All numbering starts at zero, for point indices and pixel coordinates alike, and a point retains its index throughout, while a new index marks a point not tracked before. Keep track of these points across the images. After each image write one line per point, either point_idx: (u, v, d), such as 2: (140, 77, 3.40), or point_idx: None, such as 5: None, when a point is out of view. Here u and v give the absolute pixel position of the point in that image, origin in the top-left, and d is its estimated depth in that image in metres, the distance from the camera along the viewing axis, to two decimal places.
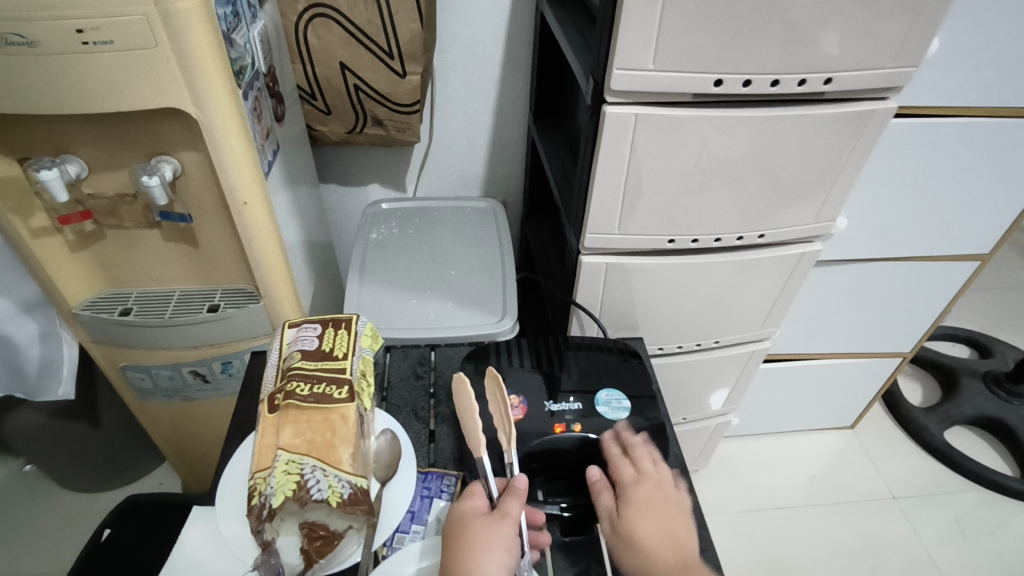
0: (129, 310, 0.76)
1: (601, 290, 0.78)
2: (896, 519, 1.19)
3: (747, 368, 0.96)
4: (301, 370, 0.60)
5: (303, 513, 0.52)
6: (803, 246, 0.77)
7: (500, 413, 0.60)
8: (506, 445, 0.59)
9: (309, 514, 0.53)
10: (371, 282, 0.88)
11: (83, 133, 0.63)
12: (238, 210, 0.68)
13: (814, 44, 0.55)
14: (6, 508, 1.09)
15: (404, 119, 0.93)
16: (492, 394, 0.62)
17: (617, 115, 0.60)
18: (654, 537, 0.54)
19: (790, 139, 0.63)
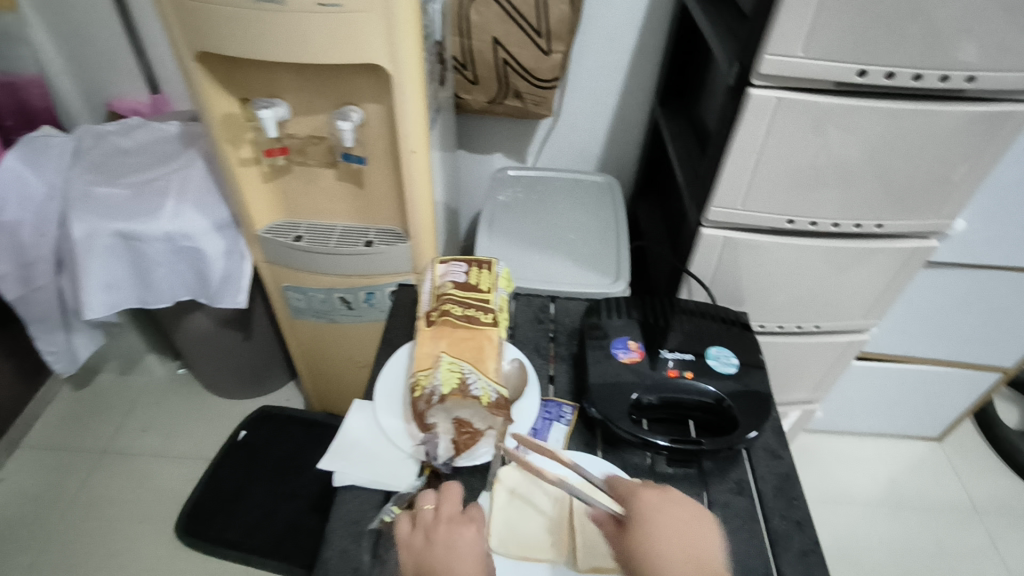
0: (301, 237, 0.90)
1: (714, 262, 0.84)
2: (977, 533, 1.18)
3: (842, 358, 0.99)
4: (455, 296, 0.70)
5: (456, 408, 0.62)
6: (919, 241, 0.80)
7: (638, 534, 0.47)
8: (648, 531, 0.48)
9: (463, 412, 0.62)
10: (498, 237, 0.98)
11: (294, 82, 0.76)
12: (407, 156, 0.78)
13: (958, 45, 0.59)
14: (162, 401, 1.28)
15: (542, 94, 1.02)
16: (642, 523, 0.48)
17: (761, 98, 0.65)
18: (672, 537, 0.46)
19: (921, 134, 0.67)
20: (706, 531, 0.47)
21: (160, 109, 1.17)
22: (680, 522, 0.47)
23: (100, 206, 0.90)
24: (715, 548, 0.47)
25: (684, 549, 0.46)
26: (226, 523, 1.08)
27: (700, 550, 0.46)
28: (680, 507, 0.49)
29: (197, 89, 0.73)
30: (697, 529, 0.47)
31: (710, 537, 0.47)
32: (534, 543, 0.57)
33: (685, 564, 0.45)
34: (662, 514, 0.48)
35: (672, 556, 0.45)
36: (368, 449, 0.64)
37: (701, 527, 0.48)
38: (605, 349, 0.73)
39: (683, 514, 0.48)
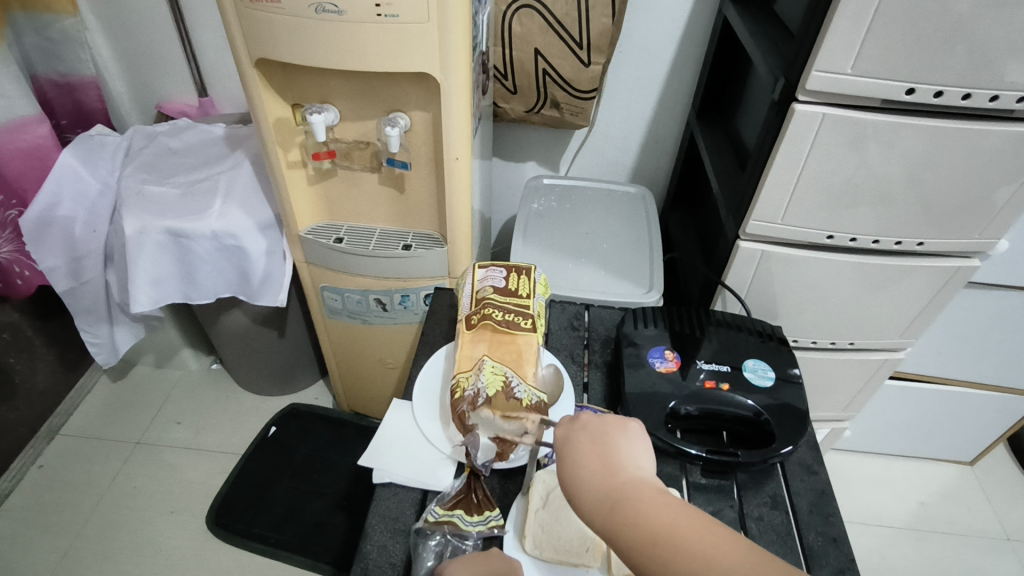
0: (341, 238, 0.92)
1: (750, 275, 0.84)
2: (1010, 560, 1.15)
3: (876, 377, 0.98)
4: (495, 301, 0.71)
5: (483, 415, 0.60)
6: (961, 260, 0.79)
7: (596, 460, 0.46)
8: (598, 455, 0.47)
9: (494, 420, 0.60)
10: (533, 244, 0.99)
11: (344, 89, 0.78)
12: (450, 162, 0.80)
13: (1010, 66, 0.59)
14: (196, 395, 1.31)
15: (580, 104, 1.03)
16: (592, 449, 0.47)
17: (807, 113, 0.66)
18: (597, 463, 0.46)
19: (968, 153, 0.67)
20: (624, 436, 0.48)
21: (207, 112, 1.21)
22: (594, 433, 0.48)
23: (151, 204, 0.93)
24: (632, 450, 0.47)
25: (598, 455, 0.47)
26: (254, 518, 1.10)
27: (614, 454, 0.47)
28: (598, 421, 0.49)
29: (254, 93, 0.76)
30: (612, 435, 0.48)
31: (628, 442, 0.48)
32: (574, 546, 0.57)
33: (598, 468, 0.46)
34: (574, 430, 0.49)
35: (587, 465, 0.46)
36: (406, 448, 0.66)
37: (619, 433, 0.48)
38: (641, 358, 0.74)
39: (597, 425, 0.49)
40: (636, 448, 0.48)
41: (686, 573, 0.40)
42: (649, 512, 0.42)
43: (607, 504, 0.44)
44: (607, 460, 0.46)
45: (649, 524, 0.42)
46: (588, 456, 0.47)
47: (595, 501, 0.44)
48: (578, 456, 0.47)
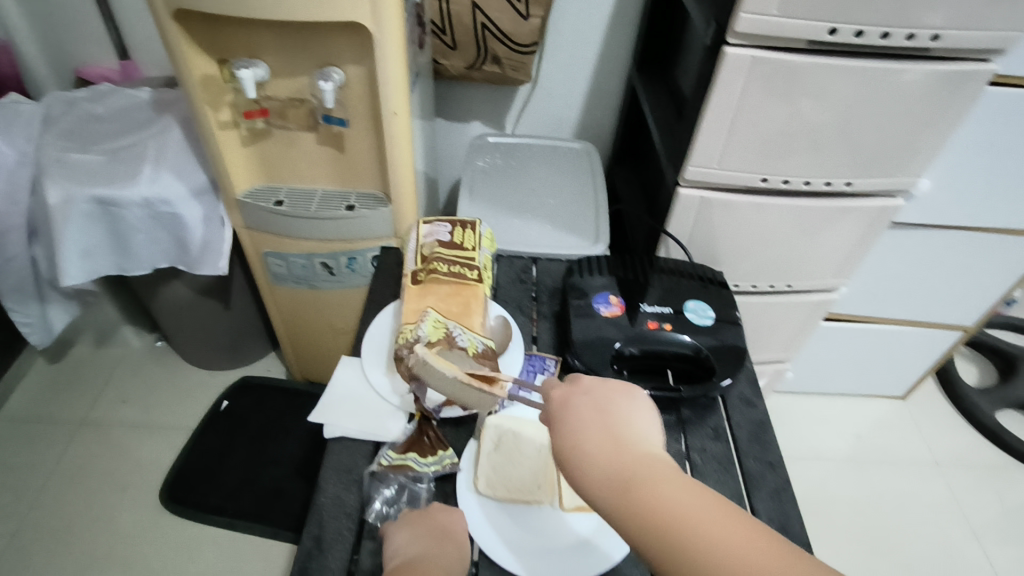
0: (281, 201, 0.90)
1: (691, 222, 0.86)
2: (936, 482, 1.24)
3: (813, 317, 1.02)
4: (441, 254, 0.71)
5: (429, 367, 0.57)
6: (886, 200, 0.83)
7: (601, 429, 0.44)
8: (603, 423, 0.45)
9: (441, 388, 0.57)
10: (480, 202, 0.99)
11: (273, 43, 0.75)
12: (388, 118, 0.78)
13: (923, 5, 0.62)
14: (141, 373, 1.27)
15: (521, 59, 1.02)
16: (595, 418, 0.45)
17: (736, 56, 0.67)
18: (598, 431, 0.44)
19: (888, 93, 0.70)
20: (628, 408, 0.46)
21: (129, 75, 1.13)
22: (597, 403, 0.46)
23: (74, 172, 0.88)
24: (639, 422, 0.45)
25: (604, 426, 0.44)
26: (209, 490, 1.09)
27: (621, 428, 0.44)
28: (598, 391, 0.47)
29: (175, 49, 0.72)
30: (617, 404, 0.46)
31: (633, 415, 0.46)
32: (528, 484, 0.59)
33: (603, 443, 0.43)
34: (575, 405, 0.46)
35: (591, 437, 0.44)
36: (357, 403, 0.66)
37: (623, 406, 0.46)
38: (587, 304, 0.75)
39: (602, 393, 0.47)
40: (643, 420, 0.46)
41: (702, 555, 0.36)
42: (662, 491, 0.39)
43: (617, 483, 0.41)
44: (611, 427, 0.44)
45: (660, 503, 0.39)
46: (591, 424, 0.45)
47: (603, 479, 0.42)
48: (584, 427, 0.45)
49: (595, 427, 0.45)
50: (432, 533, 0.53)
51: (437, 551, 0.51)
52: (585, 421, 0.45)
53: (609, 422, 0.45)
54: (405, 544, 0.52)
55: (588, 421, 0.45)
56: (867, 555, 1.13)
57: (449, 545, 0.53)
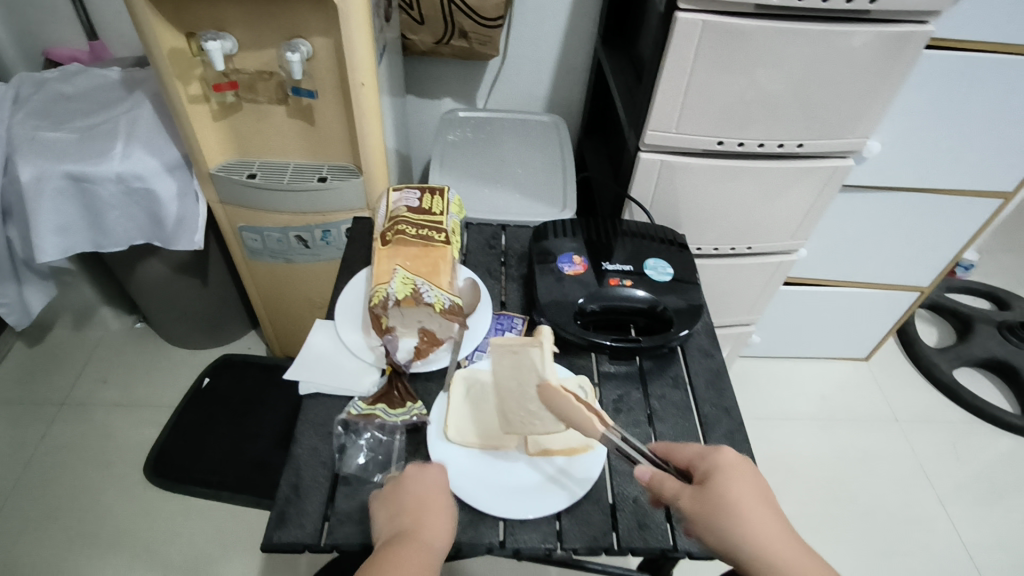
0: (254, 174, 0.91)
1: (652, 186, 0.89)
2: (896, 438, 1.30)
3: (773, 279, 1.07)
4: (409, 218, 0.73)
5: (528, 355, 0.59)
6: (837, 160, 0.87)
7: (748, 491, 0.49)
8: (749, 486, 0.49)
9: (528, 381, 0.59)
10: (450, 173, 1.01)
11: (239, 16, 0.77)
12: (356, 89, 0.80)
13: None
14: (122, 354, 1.28)
15: (488, 33, 1.04)
16: (741, 480, 0.50)
17: (687, 21, 0.70)
18: (748, 494, 0.49)
19: (833, 55, 0.73)
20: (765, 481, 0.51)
21: (99, 57, 1.12)
22: (743, 470, 0.51)
23: (46, 150, 0.89)
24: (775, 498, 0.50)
25: (753, 492, 0.49)
26: (193, 464, 1.11)
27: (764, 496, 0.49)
28: (742, 470, 0.50)
29: (141, 22, 0.73)
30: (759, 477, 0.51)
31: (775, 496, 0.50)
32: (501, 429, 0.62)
33: (752, 506, 0.48)
34: (738, 475, 0.50)
35: (742, 495, 0.48)
36: (331, 361, 0.68)
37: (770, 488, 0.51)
38: (551, 265, 0.79)
39: (744, 464, 0.52)
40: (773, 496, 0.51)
41: None
42: (796, 561, 0.45)
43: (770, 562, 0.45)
44: (754, 493, 0.49)
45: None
46: (738, 484, 0.49)
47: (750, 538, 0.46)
48: (734, 484, 0.49)
49: (741, 489, 0.49)
50: (411, 504, 0.53)
51: (417, 522, 0.51)
52: (732, 481, 0.49)
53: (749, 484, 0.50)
54: (388, 523, 0.52)
55: (734, 480, 0.49)
56: (830, 506, 1.19)
57: (430, 513, 0.52)
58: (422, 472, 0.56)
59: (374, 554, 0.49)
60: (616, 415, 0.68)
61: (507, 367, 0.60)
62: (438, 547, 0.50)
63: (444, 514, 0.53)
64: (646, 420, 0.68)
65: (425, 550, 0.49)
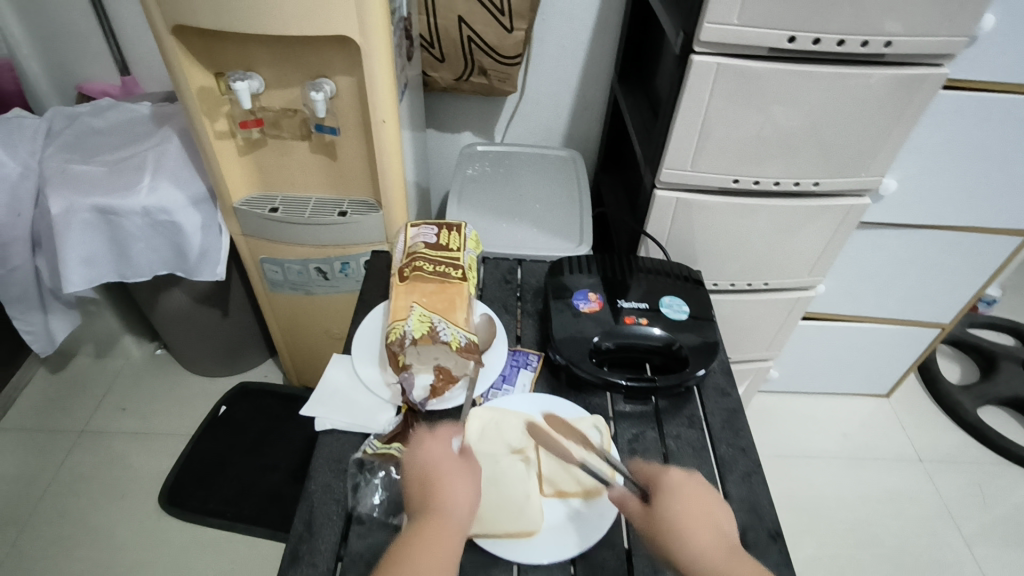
0: (276, 208, 0.93)
1: (669, 223, 0.89)
2: (920, 478, 1.26)
3: (792, 315, 1.06)
4: (426, 255, 0.74)
5: (513, 466, 0.62)
6: (854, 199, 0.87)
7: (693, 495, 0.55)
8: (693, 488, 0.56)
9: (509, 481, 0.61)
10: (467, 207, 1.03)
11: (266, 57, 0.79)
12: (377, 126, 0.82)
13: (869, 15, 0.66)
14: (141, 381, 1.30)
15: (506, 70, 1.06)
16: (690, 489, 0.56)
17: (702, 63, 0.71)
18: (690, 502, 0.55)
19: (848, 96, 0.73)
20: (716, 502, 0.56)
21: (130, 91, 1.18)
22: (697, 489, 0.56)
23: (77, 183, 0.92)
24: (724, 514, 0.55)
25: (701, 506, 0.55)
26: (207, 495, 1.11)
27: (713, 509, 0.55)
28: (704, 490, 0.56)
29: (173, 62, 0.76)
30: (713, 501, 0.56)
31: (719, 508, 0.56)
32: (483, 490, 0.60)
33: (697, 520, 0.53)
34: (687, 484, 0.56)
35: (689, 510, 0.54)
36: (347, 397, 0.69)
37: (714, 500, 0.56)
38: (567, 302, 0.79)
39: (695, 484, 0.57)
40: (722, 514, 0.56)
41: None
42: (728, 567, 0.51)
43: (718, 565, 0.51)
44: (696, 490, 0.56)
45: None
46: (685, 491, 0.55)
47: (692, 542, 0.52)
48: (679, 491, 0.55)
49: (686, 496, 0.55)
50: (433, 473, 0.54)
51: (440, 493, 0.53)
52: (681, 489, 0.56)
53: (699, 487, 0.56)
54: (411, 491, 0.54)
55: (680, 489, 0.56)
56: (852, 549, 1.15)
57: (451, 484, 0.54)
58: (445, 443, 0.57)
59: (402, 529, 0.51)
60: (631, 456, 0.67)
61: (486, 470, 0.61)
62: (464, 514, 0.52)
63: (467, 483, 0.54)
64: (662, 461, 0.67)
65: (452, 520, 0.51)
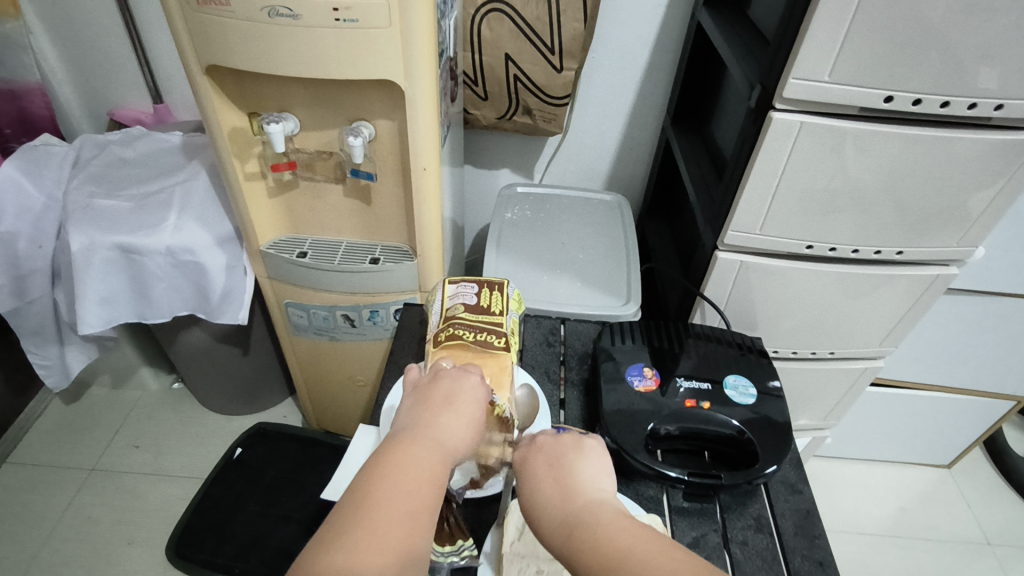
0: (305, 252, 0.88)
1: (729, 287, 0.82)
2: (989, 564, 1.15)
3: (857, 384, 0.96)
4: (464, 320, 0.67)
5: None
6: (939, 268, 0.78)
7: (547, 462, 0.47)
8: (556, 454, 0.48)
9: None
10: (507, 256, 0.96)
11: (303, 97, 0.74)
12: (417, 173, 0.76)
13: (974, 78, 0.58)
14: (156, 416, 1.25)
15: (553, 111, 1.00)
16: (546, 451, 0.49)
17: (784, 121, 0.64)
18: (542, 473, 0.47)
19: (944, 162, 0.65)
20: (579, 457, 0.48)
21: (162, 119, 1.14)
22: (550, 455, 0.48)
23: (99, 219, 0.87)
24: (591, 470, 0.46)
25: (553, 475, 0.46)
26: (217, 546, 1.04)
27: (570, 474, 0.46)
28: (556, 442, 0.49)
29: (204, 100, 0.71)
30: (568, 455, 0.48)
31: (582, 463, 0.47)
32: None
33: (553, 494, 0.44)
34: (542, 452, 0.49)
35: (541, 485, 0.45)
36: None
37: (574, 454, 0.48)
38: (619, 375, 0.71)
39: (554, 446, 0.49)
40: (596, 470, 0.47)
41: None
42: (602, 532, 0.40)
43: (562, 528, 0.42)
44: (548, 453, 0.48)
45: (603, 542, 0.39)
46: (539, 463, 0.48)
47: (551, 524, 0.43)
48: (532, 465, 0.47)
49: (548, 469, 0.47)
50: (433, 405, 0.49)
51: (436, 423, 0.47)
52: (531, 462, 0.48)
53: (564, 449, 0.48)
54: (403, 421, 0.48)
55: (536, 460, 0.48)
56: None
57: (449, 419, 0.48)
58: (457, 380, 0.52)
59: (382, 446, 0.45)
60: None
61: None
62: (456, 451, 0.46)
63: (466, 420, 0.49)
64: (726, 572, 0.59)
65: (441, 450, 0.45)
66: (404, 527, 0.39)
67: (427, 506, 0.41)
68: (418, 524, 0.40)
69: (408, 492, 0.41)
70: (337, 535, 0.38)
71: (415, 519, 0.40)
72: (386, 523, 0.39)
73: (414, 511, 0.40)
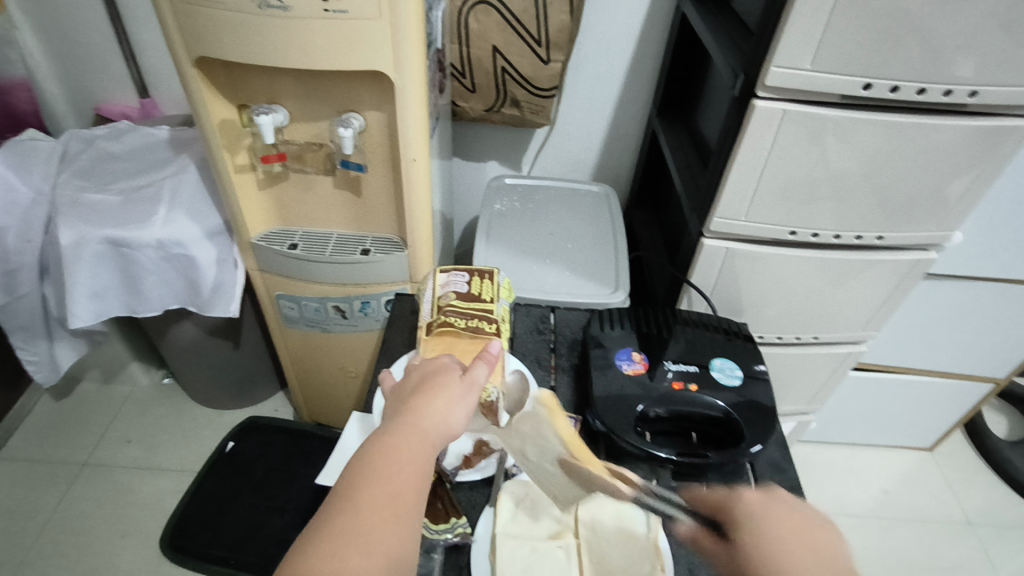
0: (296, 244, 0.88)
1: (715, 274, 0.84)
2: (970, 543, 1.18)
3: (840, 368, 0.99)
4: (455, 307, 0.68)
5: (554, 553, 0.55)
6: (918, 253, 0.80)
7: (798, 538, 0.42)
8: (782, 521, 0.43)
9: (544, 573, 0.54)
10: (497, 246, 0.97)
11: (293, 89, 0.75)
12: (407, 164, 0.76)
13: (949, 67, 0.60)
14: (147, 412, 1.25)
15: (540, 102, 1.01)
16: (773, 519, 0.43)
17: (766, 109, 0.65)
18: (789, 547, 0.41)
19: (921, 148, 0.67)
20: (793, 514, 0.43)
21: (149, 113, 1.14)
22: (776, 522, 0.42)
23: (88, 212, 0.87)
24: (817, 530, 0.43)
25: (801, 545, 0.41)
26: (211, 538, 1.05)
27: (810, 541, 0.42)
28: (766, 502, 0.44)
29: (194, 93, 0.71)
30: (782, 515, 0.43)
31: (802, 524, 0.43)
32: None
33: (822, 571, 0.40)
34: (764, 517, 0.43)
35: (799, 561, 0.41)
36: None
37: (789, 515, 0.43)
38: (609, 360, 0.73)
39: (766, 509, 0.43)
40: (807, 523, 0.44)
41: None
42: None
43: None
44: (776, 522, 0.43)
45: None
46: (774, 536, 0.42)
47: None
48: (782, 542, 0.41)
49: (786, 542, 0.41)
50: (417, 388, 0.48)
51: (418, 404, 0.46)
52: (767, 531, 0.42)
53: (787, 516, 0.43)
54: (392, 406, 0.48)
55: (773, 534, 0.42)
56: None
57: (437, 398, 0.47)
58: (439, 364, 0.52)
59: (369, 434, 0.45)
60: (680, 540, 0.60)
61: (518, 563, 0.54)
62: (440, 427, 0.45)
63: (450, 395, 0.48)
64: None
65: (423, 429, 0.44)
66: (386, 511, 0.40)
67: (409, 488, 0.41)
68: (400, 505, 0.40)
69: (389, 476, 0.41)
70: (322, 524, 0.39)
71: (396, 501, 0.40)
72: (367, 507, 0.39)
73: (396, 493, 0.40)
